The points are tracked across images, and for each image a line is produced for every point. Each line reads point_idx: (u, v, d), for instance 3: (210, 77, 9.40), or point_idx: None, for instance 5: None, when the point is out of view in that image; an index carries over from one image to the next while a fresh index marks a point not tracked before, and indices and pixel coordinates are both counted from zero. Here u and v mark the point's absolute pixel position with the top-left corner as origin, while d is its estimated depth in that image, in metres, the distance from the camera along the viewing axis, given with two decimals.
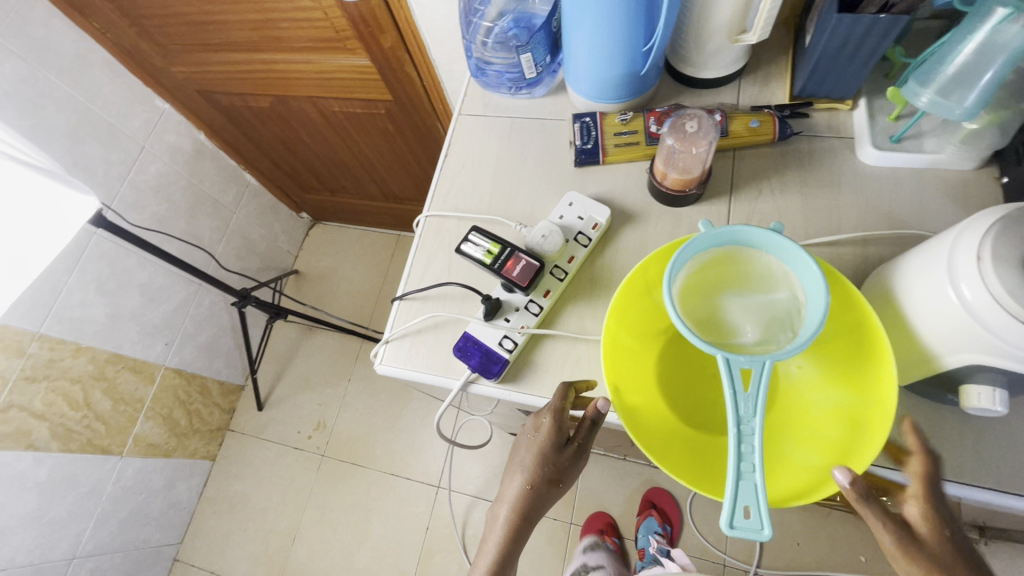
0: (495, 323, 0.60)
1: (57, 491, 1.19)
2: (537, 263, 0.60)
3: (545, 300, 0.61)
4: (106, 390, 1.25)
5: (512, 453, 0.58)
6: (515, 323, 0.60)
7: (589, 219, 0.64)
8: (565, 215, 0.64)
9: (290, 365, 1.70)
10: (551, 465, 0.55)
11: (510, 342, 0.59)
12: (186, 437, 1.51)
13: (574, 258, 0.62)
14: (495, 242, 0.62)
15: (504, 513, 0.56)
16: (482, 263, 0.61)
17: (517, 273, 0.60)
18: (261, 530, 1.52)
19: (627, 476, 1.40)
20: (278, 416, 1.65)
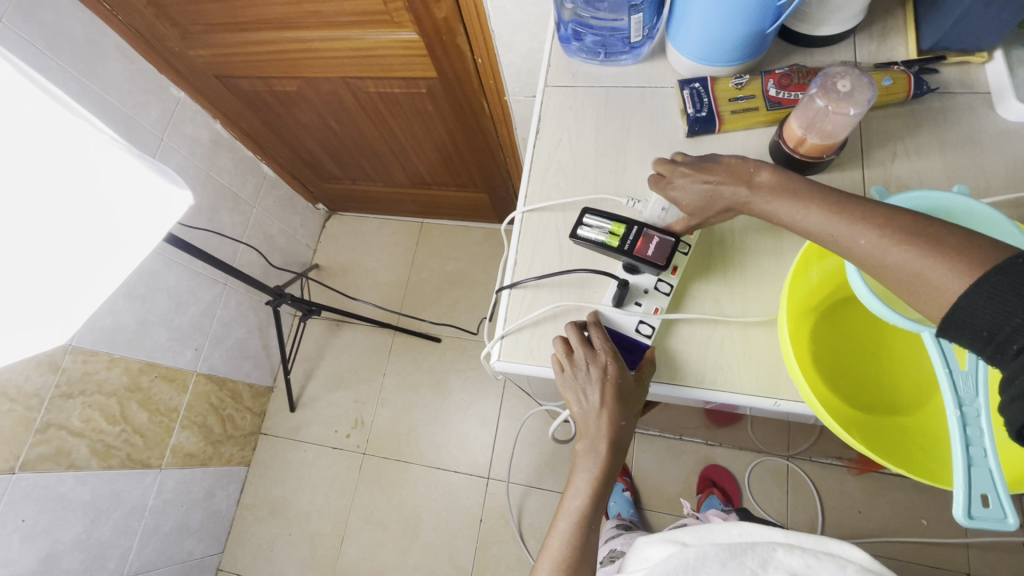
0: (627, 309, 0.57)
1: (100, 510, 1.12)
2: (672, 239, 0.56)
3: (674, 277, 0.57)
4: (142, 401, 1.18)
5: (570, 397, 0.55)
6: (648, 306, 0.57)
7: None
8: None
9: (321, 363, 1.64)
10: (626, 392, 0.54)
11: (649, 327, 0.56)
12: (221, 444, 1.45)
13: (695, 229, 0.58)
14: (618, 222, 0.58)
15: (593, 456, 0.55)
16: (607, 246, 0.57)
17: (652, 252, 0.56)
18: (306, 533, 1.48)
19: (682, 455, 1.38)
20: (312, 416, 1.59)
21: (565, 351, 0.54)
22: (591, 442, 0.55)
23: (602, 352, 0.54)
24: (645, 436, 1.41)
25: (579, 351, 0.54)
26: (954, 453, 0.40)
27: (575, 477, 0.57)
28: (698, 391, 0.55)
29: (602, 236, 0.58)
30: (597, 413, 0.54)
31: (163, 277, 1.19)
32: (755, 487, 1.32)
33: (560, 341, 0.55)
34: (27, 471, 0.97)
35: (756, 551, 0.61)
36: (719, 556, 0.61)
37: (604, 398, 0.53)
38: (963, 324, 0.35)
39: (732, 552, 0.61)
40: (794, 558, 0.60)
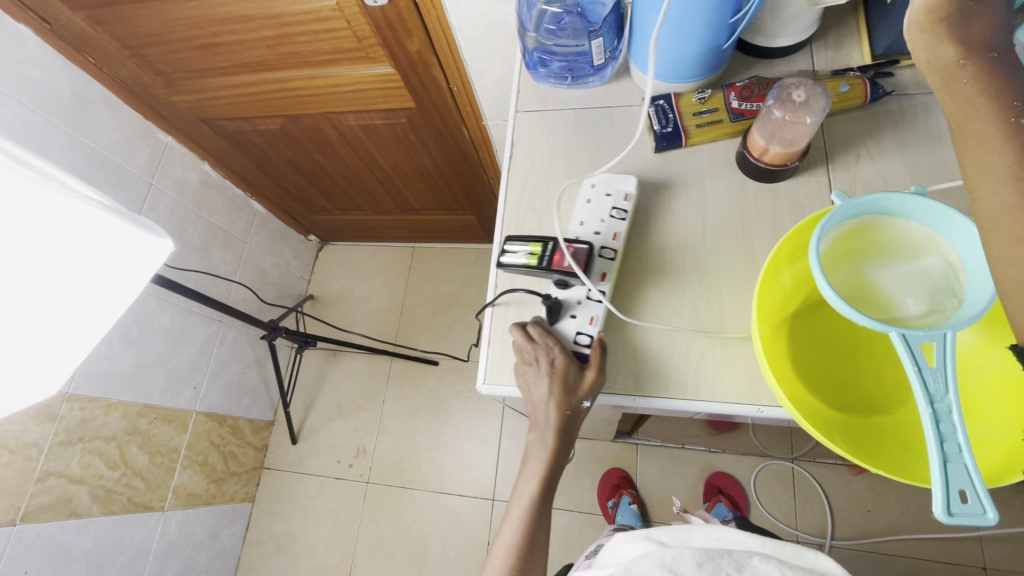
0: (562, 323, 0.59)
1: (103, 557, 1.11)
2: (586, 247, 0.58)
3: (603, 284, 0.59)
4: (141, 443, 1.18)
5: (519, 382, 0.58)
6: (584, 316, 0.59)
7: (617, 192, 0.63)
8: (595, 196, 0.63)
9: (320, 393, 1.65)
10: (572, 392, 0.55)
11: (585, 337, 0.58)
12: (224, 481, 1.45)
13: (619, 234, 0.60)
14: (535, 242, 0.58)
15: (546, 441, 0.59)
16: (529, 267, 0.57)
17: (571, 264, 0.57)
18: (314, 567, 1.47)
19: (685, 464, 1.38)
20: (315, 448, 1.59)
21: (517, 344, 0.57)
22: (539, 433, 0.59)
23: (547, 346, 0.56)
24: (647, 447, 1.41)
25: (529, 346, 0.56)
26: (930, 450, 0.40)
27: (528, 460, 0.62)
28: (680, 400, 0.55)
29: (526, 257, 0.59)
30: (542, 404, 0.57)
31: (157, 318, 1.20)
32: (761, 491, 1.31)
33: (514, 333, 0.57)
34: (28, 522, 0.96)
35: (732, 556, 0.62)
36: (696, 560, 0.61)
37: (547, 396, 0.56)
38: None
39: (708, 557, 0.62)
40: (770, 566, 0.61)
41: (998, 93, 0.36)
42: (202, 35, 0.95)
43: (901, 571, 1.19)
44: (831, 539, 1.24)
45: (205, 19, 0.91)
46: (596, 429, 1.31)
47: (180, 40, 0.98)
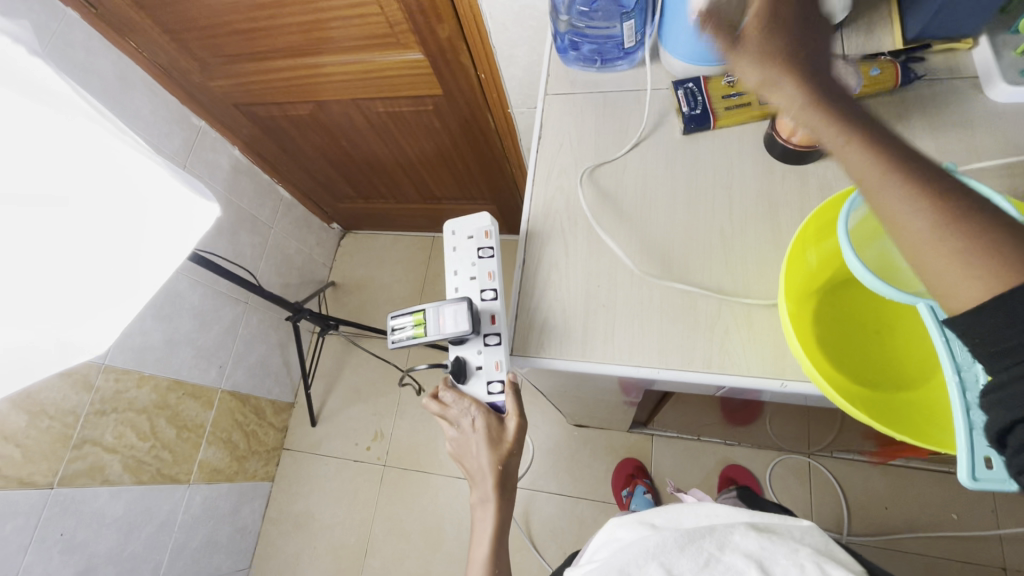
0: (471, 379, 0.69)
1: (133, 525, 1.15)
2: (461, 301, 0.68)
3: (494, 325, 0.68)
4: (170, 417, 1.22)
5: (454, 449, 0.71)
6: (488, 363, 0.68)
7: (478, 234, 0.76)
8: (459, 243, 0.77)
9: (340, 378, 1.68)
10: (498, 443, 0.67)
11: (496, 384, 0.68)
12: (246, 460, 1.49)
13: (490, 272, 0.74)
14: (417, 315, 0.73)
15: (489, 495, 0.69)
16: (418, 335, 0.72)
17: (450, 321, 0.69)
18: (331, 546, 1.50)
19: (701, 456, 1.38)
20: (333, 431, 1.63)
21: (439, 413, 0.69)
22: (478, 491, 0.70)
23: (466, 407, 0.68)
24: (662, 438, 1.41)
25: (450, 409, 0.69)
26: (956, 418, 0.40)
27: (477, 523, 0.72)
28: (706, 373, 0.56)
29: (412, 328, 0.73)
30: (473, 464, 0.69)
31: (187, 297, 1.24)
32: (776, 485, 1.31)
33: (431, 404, 0.70)
34: (64, 486, 1.00)
35: (714, 536, 0.62)
36: (677, 542, 0.61)
37: (476, 454, 0.68)
38: (950, 320, 0.35)
39: (690, 539, 0.61)
40: (750, 540, 0.61)
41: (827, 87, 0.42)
42: (239, 19, 0.98)
43: (919, 569, 1.18)
44: (848, 535, 1.24)
45: (243, 4, 0.94)
46: (613, 419, 1.32)
47: (217, 25, 1.02)
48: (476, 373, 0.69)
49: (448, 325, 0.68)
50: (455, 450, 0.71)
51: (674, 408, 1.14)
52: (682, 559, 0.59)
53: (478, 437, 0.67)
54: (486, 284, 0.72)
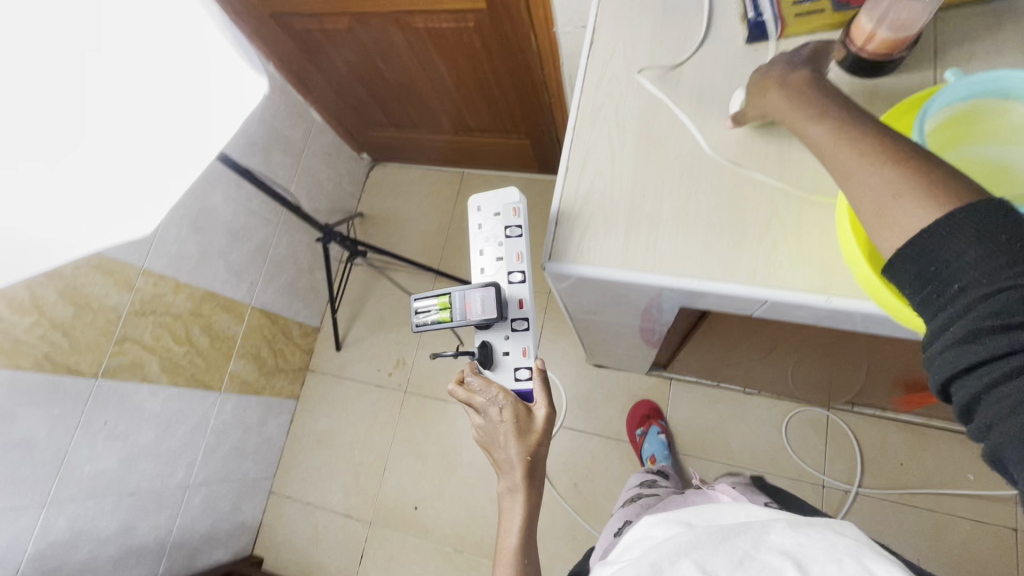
0: (499, 360, 0.84)
1: (169, 423, 1.22)
2: (489, 292, 0.79)
3: (519, 309, 0.82)
4: (204, 326, 1.27)
5: (481, 438, 0.78)
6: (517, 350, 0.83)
7: (504, 210, 0.85)
8: (485, 220, 0.86)
9: (365, 306, 1.71)
10: (527, 432, 0.75)
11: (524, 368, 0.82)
12: (273, 376, 1.55)
13: (518, 254, 0.83)
14: (442, 302, 0.83)
15: (516, 491, 0.73)
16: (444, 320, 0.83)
17: (479, 309, 0.80)
18: (351, 462, 1.57)
19: (718, 402, 1.39)
20: (357, 356, 1.67)
21: (465, 398, 0.77)
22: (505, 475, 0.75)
23: (495, 396, 0.77)
24: (681, 383, 1.42)
25: (478, 399, 0.78)
26: None
27: (506, 516, 0.75)
28: (749, 288, 0.54)
29: (438, 312, 0.84)
30: (500, 450, 0.75)
31: (221, 211, 1.26)
32: (792, 435, 1.32)
33: (458, 392, 0.78)
34: (107, 378, 1.05)
35: (750, 534, 0.57)
36: (711, 540, 0.56)
37: (504, 442, 0.75)
38: (933, 251, 0.35)
39: (721, 535, 0.57)
40: (788, 539, 0.55)
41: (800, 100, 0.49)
42: None
43: (926, 524, 1.20)
44: (859, 487, 1.25)
45: None
46: (632, 362, 1.33)
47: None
48: (503, 355, 0.84)
49: (476, 312, 0.80)
50: (484, 441, 0.78)
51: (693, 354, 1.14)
52: (716, 555, 0.55)
53: (506, 423, 0.75)
54: (515, 269, 0.82)
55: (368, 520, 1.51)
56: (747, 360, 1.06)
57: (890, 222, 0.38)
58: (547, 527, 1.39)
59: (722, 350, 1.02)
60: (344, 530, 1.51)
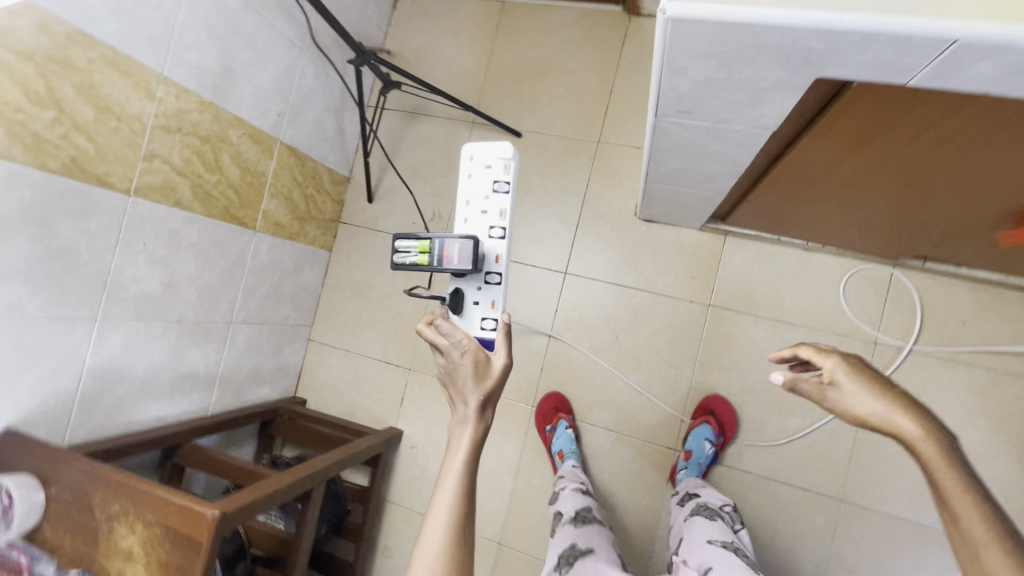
0: (466, 309, 0.95)
1: (208, 255, 1.18)
2: (466, 242, 0.90)
3: (496, 265, 0.95)
4: (233, 156, 1.18)
5: (440, 376, 0.68)
6: (484, 302, 0.95)
7: (498, 163, 0.96)
8: (476, 168, 0.97)
9: (396, 156, 1.60)
10: (485, 377, 0.65)
11: (490, 319, 0.95)
12: (306, 223, 1.49)
13: (501, 209, 0.95)
14: (421, 247, 0.93)
15: (465, 439, 0.64)
16: (420, 262, 0.94)
17: (454, 259, 0.91)
18: (388, 313, 1.57)
19: (774, 259, 1.32)
20: (390, 208, 1.60)
21: (430, 337, 0.66)
22: (457, 419, 0.65)
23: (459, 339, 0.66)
24: (737, 239, 1.34)
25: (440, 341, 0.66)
26: None
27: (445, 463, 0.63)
28: (936, 23, 0.43)
29: (416, 255, 0.94)
30: (458, 393, 0.65)
31: (241, 21, 1.11)
32: (850, 293, 1.27)
33: (425, 331, 0.68)
34: (141, 197, 0.99)
35: None
36: None
37: (461, 384, 0.65)
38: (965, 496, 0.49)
39: None
40: None
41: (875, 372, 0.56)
42: None
43: (978, 380, 1.18)
44: (914, 345, 1.22)
45: None
46: (689, 213, 1.24)
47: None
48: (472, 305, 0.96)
49: (452, 261, 0.91)
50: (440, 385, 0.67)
51: (762, 201, 1.05)
52: None
53: (467, 367, 0.65)
54: (496, 224, 0.94)
55: (407, 366, 1.54)
56: (823, 200, 0.97)
57: (894, 422, 0.53)
58: (586, 375, 1.40)
59: (798, 189, 0.93)
60: (384, 375, 1.55)
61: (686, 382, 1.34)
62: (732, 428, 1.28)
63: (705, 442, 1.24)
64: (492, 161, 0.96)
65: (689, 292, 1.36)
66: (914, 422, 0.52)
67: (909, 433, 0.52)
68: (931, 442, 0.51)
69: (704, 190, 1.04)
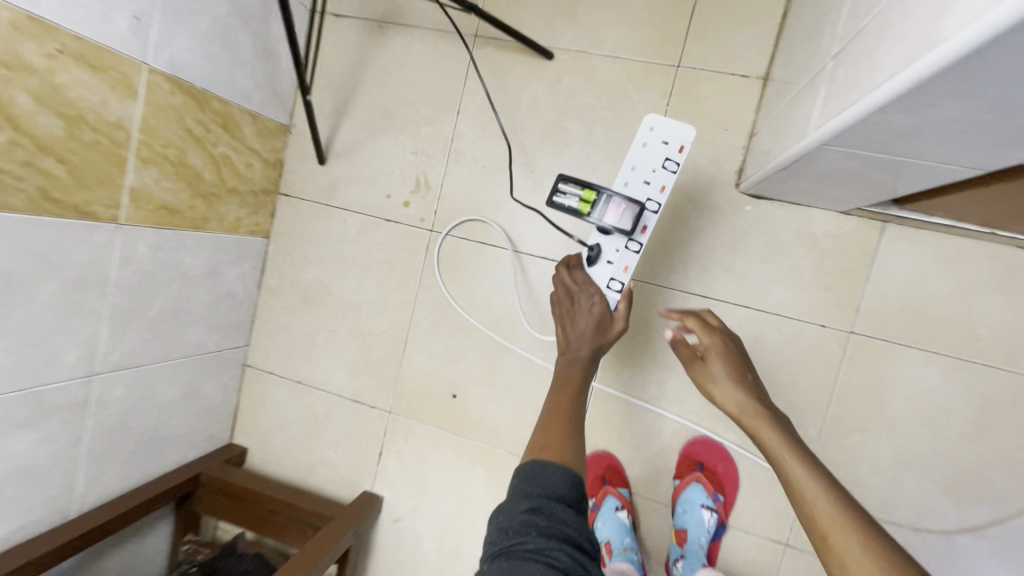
0: (601, 267, 0.86)
1: (18, 279, 0.67)
2: (634, 207, 0.81)
3: (643, 236, 0.83)
4: (40, 94, 0.64)
5: (561, 314, 0.82)
6: (618, 267, 0.85)
7: (676, 142, 0.83)
8: (652, 138, 0.84)
9: (358, 92, 1.05)
10: (603, 331, 0.80)
11: (616, 284, 0.84)
12: (221, 200, 0.96)
13: (664, 186, 0.83)
14: (587, 191, 0.82)
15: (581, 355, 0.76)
16: (578, 208, 0.83)
17: (614, 217, 0.81)
18: (356, 331, 1.08)
19: (965, 263, 0.82)
20: (352, 174, 1.07)
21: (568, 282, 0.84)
22: (568, 359, 0.77)
23: (585, 286, 0.84)
24: (903, 229, 0.84)
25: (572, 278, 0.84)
26: None
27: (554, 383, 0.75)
28: None
29: (576, 199, 0.83)
30: (575, 337, 0.79)
31: None
32: None
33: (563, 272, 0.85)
34: None
35: None
36: None
37: (579, 333, 0.79)
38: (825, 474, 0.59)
39: None
40: None
41: (739, 367, 0.71)
42: None
43: None
44: None
45: None
46: (853, 191, 0.72)
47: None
48: (606, 262, 0.85)
49: (615, 219, 0.81)
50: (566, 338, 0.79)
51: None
52: None
53: (591, 316, 0.81)
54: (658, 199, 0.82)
55: (387, 408, 1.07)
56: None
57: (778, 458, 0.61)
58: (650, 432, 0.94)
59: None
60: (353, 418, 1.09)
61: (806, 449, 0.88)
62: (733, 483, 0.91)
63: (702, 510, 0.89)
64: (673, 137, 0.84)
65: (818, 312, 0.87)
66: (804, 467, 0.59)
67: (727, 403, 0.69)
68: (835, 499, 0.56)
69: (933, 168, 0.56)
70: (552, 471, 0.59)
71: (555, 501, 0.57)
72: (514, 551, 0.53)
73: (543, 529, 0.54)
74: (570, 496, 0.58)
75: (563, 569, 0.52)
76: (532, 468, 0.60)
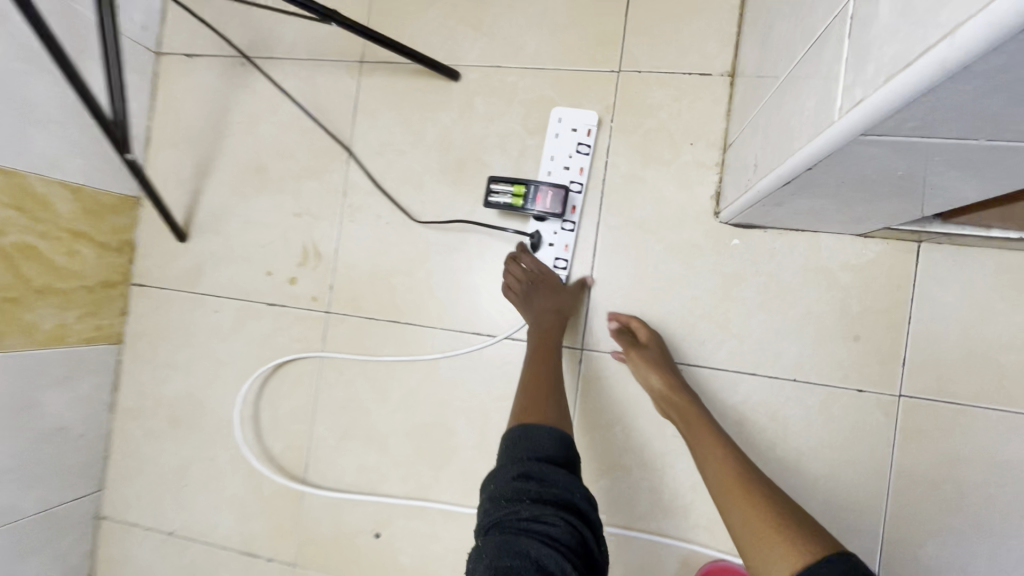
0: (542, 253, 0.71)
1: None
2: (562, 188, 0.68)
3: (575, 215, 0.70)
4: None
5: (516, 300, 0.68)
6: (559, 244, 0.70)
7: (582, 127, 0.70)
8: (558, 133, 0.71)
9: (221, 147, 0.82)
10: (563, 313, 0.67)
11: (563, 261, 0.70)
12: (22, 306, 0.70)
13: (585, 169, 0.70)
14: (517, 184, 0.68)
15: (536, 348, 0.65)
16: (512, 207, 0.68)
17: (551, 203, 0.67)
18: (240, 457, 0.80)
19: None
20: (220, 251, 0.82)
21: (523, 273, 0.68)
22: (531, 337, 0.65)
23: (542, 274, 0.68)
24: (947, 249, 0.62)
25: (525, 270, 0.68)
26: None
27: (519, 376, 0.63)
28: None
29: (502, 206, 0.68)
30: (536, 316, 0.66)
31: None
32: None
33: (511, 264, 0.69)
34: None
35: None
36: None
37: (540, 310, 0.66)
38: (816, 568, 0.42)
39: None
40: None
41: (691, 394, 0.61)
42: None
43: None
44: None
45: None
46: (886, 207, 0.50)
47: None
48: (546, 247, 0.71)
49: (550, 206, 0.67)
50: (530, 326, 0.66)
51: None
52: None
53: (552, 300, 0.66)
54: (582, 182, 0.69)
55: (290, 560, 0.78)
56: None
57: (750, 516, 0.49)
58: (647, 563, 0.68)
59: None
60: None
61: (869, 568, 0.62)
62: None
63: None
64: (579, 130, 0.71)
65: (850, 373, 0.64)
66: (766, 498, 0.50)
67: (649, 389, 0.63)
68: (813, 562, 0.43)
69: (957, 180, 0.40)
70: (535, 428, 0.55)
71: (545, 462, 0.52)
72: (507, 523, 0.48)
73: (536, 495, 0.49)
74: (563, 459, 0.53)
75: (556, 534, 0.46)
76: (518, 436, 0.55)
